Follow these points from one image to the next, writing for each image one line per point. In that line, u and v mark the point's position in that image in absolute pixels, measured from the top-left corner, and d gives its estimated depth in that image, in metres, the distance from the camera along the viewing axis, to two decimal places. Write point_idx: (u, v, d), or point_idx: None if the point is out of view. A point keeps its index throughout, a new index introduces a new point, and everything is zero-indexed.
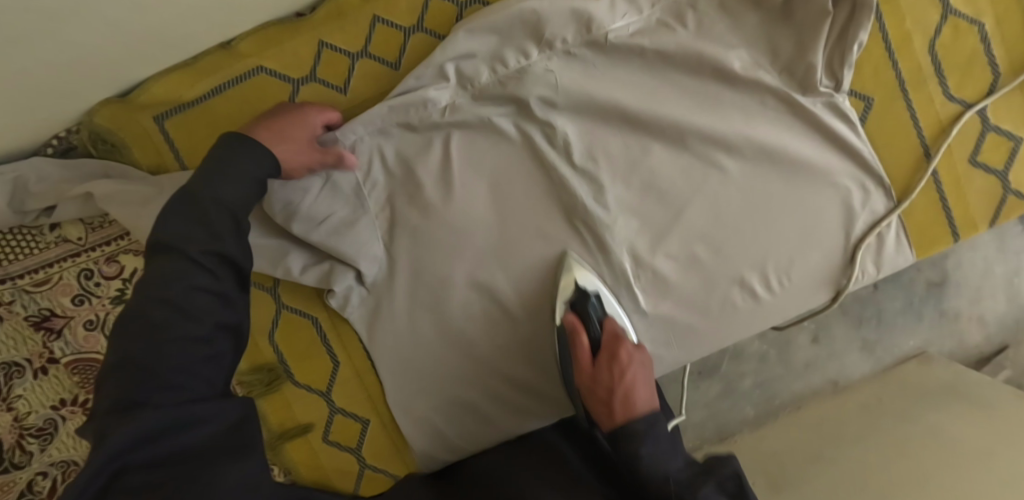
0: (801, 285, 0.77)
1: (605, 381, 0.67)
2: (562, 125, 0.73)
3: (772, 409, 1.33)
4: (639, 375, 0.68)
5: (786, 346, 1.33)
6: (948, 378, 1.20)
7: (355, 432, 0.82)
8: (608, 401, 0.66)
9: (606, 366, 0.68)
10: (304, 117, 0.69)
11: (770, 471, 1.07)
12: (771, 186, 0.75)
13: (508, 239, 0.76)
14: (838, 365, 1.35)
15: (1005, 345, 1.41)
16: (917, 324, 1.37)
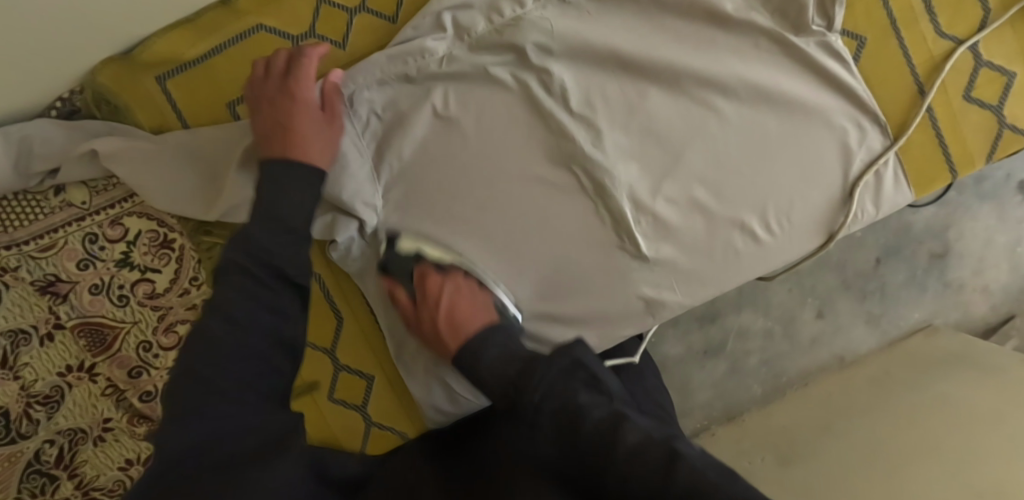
0: (802, 226, 0.77)
1: (430, 320, 0.71)
2: (558, 71, 0.74)
3: (779, 386, 1.33)
4: (457, 296, 0.71)
5: (791, 322, 1.32)
6: (956, 347, 1.18)
7: (360, 389, 0.82)
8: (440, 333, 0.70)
9: (424, 301, 0.72)
10: (297, 89, 0.70)
11: (781, 446, 1.06)
12: (769, 127, 0.75)
13: (508, 189, 0.77)
14: (844, 340, 1.35)
15: (1011, 315, 1.39)
16: (922, 296, 1.36)
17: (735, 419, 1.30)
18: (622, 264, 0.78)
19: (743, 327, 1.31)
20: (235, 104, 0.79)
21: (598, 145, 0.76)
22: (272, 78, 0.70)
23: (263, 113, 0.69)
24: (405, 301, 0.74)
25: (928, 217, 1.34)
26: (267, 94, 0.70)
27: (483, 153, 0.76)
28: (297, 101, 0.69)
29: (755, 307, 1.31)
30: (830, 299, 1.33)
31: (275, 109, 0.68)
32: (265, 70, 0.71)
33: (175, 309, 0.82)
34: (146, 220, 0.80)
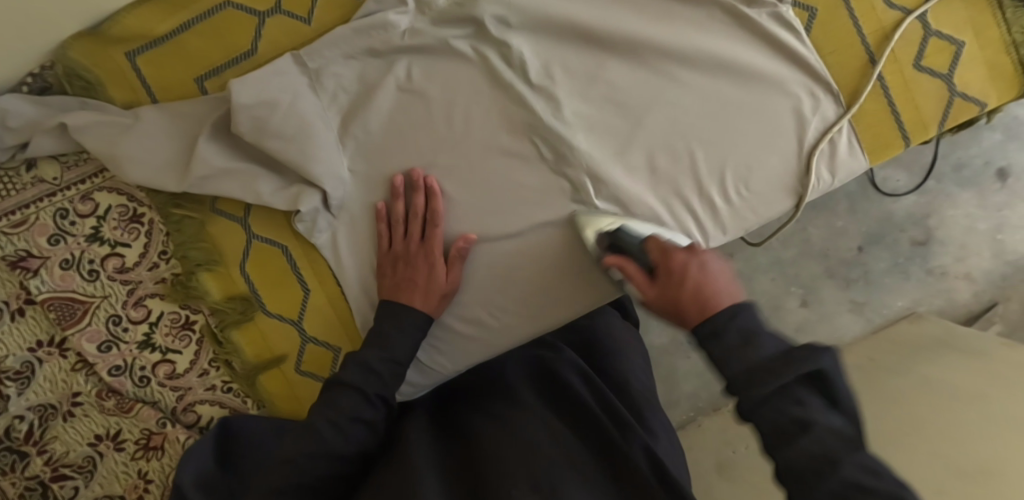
0: (761, 193, 0.79)
1: (672, 291, 0.59)
2: (516, 43, 0.76)
3: None
4: (709, 273, 0.58)
5: (777, 311, 1.33)
6: (939, 332, 1.16)
7: (327, 361, 0.83)
8: (681, 312, 0.57)
9: (668, 277, 0.59)
10: (433, 257, 0.75)
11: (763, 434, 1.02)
12: (726, 95, 0.77)
13: (472, 160, 0.78)
14: (829, 328, 1.33)
15: (995, 301, 1.35)
16: (905, 283, 1.34)
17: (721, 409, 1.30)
18: (584, 232, 0.79)
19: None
20: (203, 80, 0.80)
21: (560, 116, 0.77)
22: (408, 241, 0.76)
23: (397, 259, 0.76)
24: (637, 271, 0.63)
25: (908, 205, 1.35)
26: (401, 250, 0.76)
27: (445, 126, 0.78)
28: (430, 265, 0.75)
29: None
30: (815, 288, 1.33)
31: (412, 265, 0.75)
32: (400, 212, 0.77)
33: (145, 283, 0.82)
34: (116, 195, 0.82)
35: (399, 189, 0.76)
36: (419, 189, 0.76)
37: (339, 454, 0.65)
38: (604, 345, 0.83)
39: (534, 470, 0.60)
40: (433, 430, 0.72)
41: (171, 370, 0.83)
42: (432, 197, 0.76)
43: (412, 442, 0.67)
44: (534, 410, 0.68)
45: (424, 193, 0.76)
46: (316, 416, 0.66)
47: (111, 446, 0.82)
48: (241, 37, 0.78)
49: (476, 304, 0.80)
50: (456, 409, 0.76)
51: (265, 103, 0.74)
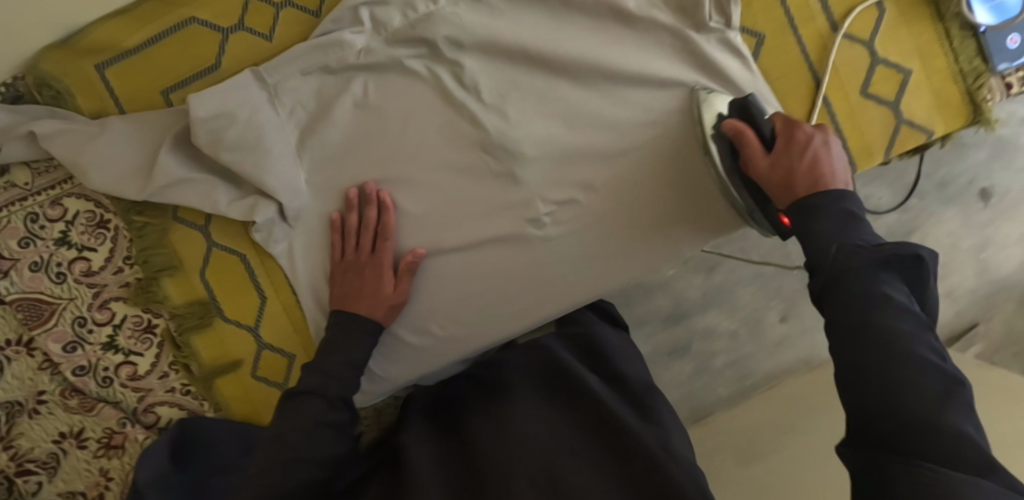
0: (700, 213, 0.82)
1: (788, 168, 0.64)
2: (468, 63, 0.77)
3: (745, 388, 1.39)
4: (827, 153, 0.65)
5: (757, 323, 1.38)
6: None
7: (282, 367, 0.85)
8: (786, 190, 0.64)
9: (790, 149, 0.65)
10: (383, 268, 0.77)
11: (740, 447, 1.12)
12: (675, 117, 0.78)
13: (427, 179, 0.79)
14: (810, 340, 1.41)
15: (976, 322, 1.47)
16: None
17: (702, 420, 1.37)
18: (531, 248, 0.80)
19: (708, 328, 1.36)
20: (167, 91, 0.82)
21: (511, 133, 0.78)
22: (360, 250, 0.78)
23: (349, 269, 0.78)
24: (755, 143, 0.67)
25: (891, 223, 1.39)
26: (352, 261, 0.78)
27: (398, 141, 0.79)
28: (379, 276, 0.77)
29: (721, 308, 1.36)
30: (795, 302, 1.38)
31: (363, 274, 0.77)
32: (353, 224, 0.79)
33: (110, 287, 0.85)
34: (84, 201, 0.85)
35: (352, 202, 0.78)
36: (372, 202, 0.78)
37: (315, 458, 0.69)
38: (596, 334, 0.91)
39: (531, 467, 0.71)
40: (439, 427, 0.83)
41: (133, 372, 0.86)
42: (384, 210, 0.78)
43: (414, 446, 0.77)
44: (524, 407, 0.79)
45: (376, 205, 0.78)
46: (287, 424, 0.69)
47: (74, 444, 0.85)
48: (205, 52, 0.80)
49: (425, 316, 0.81)
50: (453, 402, 0.86)
51: (222, 117, 0.76)
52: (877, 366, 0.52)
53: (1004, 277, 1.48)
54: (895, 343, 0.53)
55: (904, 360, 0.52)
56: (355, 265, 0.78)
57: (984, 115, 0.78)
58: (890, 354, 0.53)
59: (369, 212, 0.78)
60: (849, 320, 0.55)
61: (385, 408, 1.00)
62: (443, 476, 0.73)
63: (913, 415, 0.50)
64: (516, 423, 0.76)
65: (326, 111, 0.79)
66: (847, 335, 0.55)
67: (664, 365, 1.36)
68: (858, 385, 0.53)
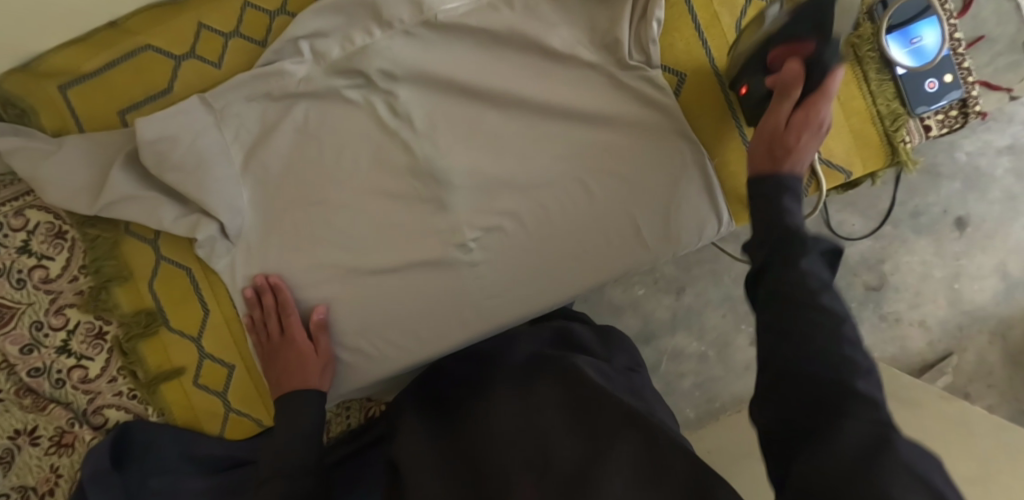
0: (625, 244, 0.84)
1: (784, 138, 0.70)
2: (402, 94, 0.81)
3: (712, 410, 1.40)
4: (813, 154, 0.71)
5: (724, 347, 1.40)
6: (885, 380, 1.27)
7: (221, 377, 0.90)
8: (764, 156, 0.71)
9: (797, 130, 0.70)
10: (296, 340, 0.83)
11: None
12: (595, 150, 0.81)
13: (367, 203, 0.84)
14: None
15: (948, 352, 1.42)
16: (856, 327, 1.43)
17: None
18: (458, 271, 0.84)
19: (675, 350, 1.39)
20: (124, 112, 0.87)
21: (439, 161, 0.82)
22: (272, 335, 0.84)
23: (272, 354, 0.84)
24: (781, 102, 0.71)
25: (863, 248, 1.43)
26: (271, 348, 0.84)
27: (335, 167, 0.84)
28: (297, 344, 0.82)
29: (689, 330, 1.39)
30: None
31: (282, 354, 0.83)
32: (258, 315, 0.85)
33: (66, 294, 0.90)
34: (45, 213, 0.90)
35: (251, 299, 0.85)
36: (265, 288, 0.84)
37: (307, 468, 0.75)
38: (570, 327, 0.92)
39: (526, 453, 0.69)
40: (428, 419, 0.82)
41: (84, 375, 0.91)
42: (278, 290, 0.84)
43: (406, 449, 0.77)
44: (505, 398, 0.78)
45: (270, 289, 0.84)
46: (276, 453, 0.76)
47: (27, 441, 0.89)
48: (160, 78, 0.86)
49: (355, 334, 0.86)
50: (444, 401, 0.85)
51: (167, 139, 0.81)
52: (810, 344, 0.56)
53: (983, 309, 1.43)
54: (831, 317, 0.57)
55: (835, 330, 0.57)
56: (274, 349, 0.84)
57: (902, 156, 0.80)
58: (825, 335, 0.56)
59: (269, 303, 0.84)
60: (788, 299, 0.59)
61: (332, 420, 1.00)
62: (441, 471, 0.72)
63: (845, 387, 0.53)
64: (502, 413, 0.76)
65: (268, 134, 0.83)
66: (783, 315, 0.59)
67: None
68: (788, 362, 0.57)
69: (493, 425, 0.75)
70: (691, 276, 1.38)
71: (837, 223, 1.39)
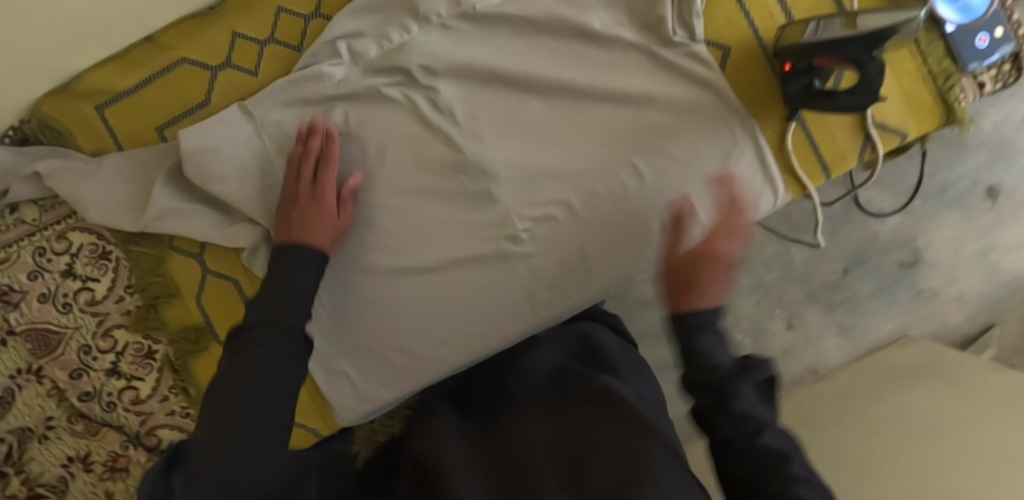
0: (679, 225, 0.82)
1: (684, 271, 0.60)
2: (443, 88, 0.80)
3: None
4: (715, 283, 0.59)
5: (759, 335, 1.45)
6: (927, 356, 1.32)
7: None
8: (672, 292, 0.61)
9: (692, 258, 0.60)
10: (324, 192, 0.77)
11: (745, 462, 1.19)
12: (641, 130, 0.80)
13: (412, 205, 0.82)
14: (812, 353, 1.46)
15: (992, 323, 1.48)
16: (889, 307, 1.47)
17: None
18: (508, 264, 0.83)
19: None
20: (162, 129, 0.86)
21: (484, 153, 0.80)
22: (303, 178, 0.78)
23: (290, 197, 0.78)
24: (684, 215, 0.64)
25: (894, 225, 1.45)
26: (291, 189, 0.78)
27: (377, 168, 0.82)
28: (323, 196, 0.77)
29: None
30: (798, 311, 1.45)
31: (302, 200, 0.77)
32: (298, 152, 0.79)
33: (112, 315, 0.89)
34: (86, 234, 0.89)
35: (301, 135, 0.79)
36: (318, 133, 0.79)
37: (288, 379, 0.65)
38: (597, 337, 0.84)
39: (560, 473, 0.60)
40: (453, 429, 0.73)
41: (134, 396, 0.90)
42: (331, 140, 0.79)
43: (430, 453, 0.68)
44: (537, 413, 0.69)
45: (322, 135, 0.79)
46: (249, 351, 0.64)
47: (81, 467, 0.90)
48: (197, 90, 0.85)
49: (407, 335, 0.84)
50: (465, 422, 0.75)
51: (205, 151, 0.80)
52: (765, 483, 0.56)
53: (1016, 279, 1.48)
54: (778, 461, 0.56)
55: (779, 467, 0.56)
56: (291, 196, 0.78)
57: (958, 115, 0.78)
58: (775, 478, 0.56)
59: (315, 149, 0.79)
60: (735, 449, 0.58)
61: (378, 430, 1.02)
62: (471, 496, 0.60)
63: None
64: (532, 430, 0.67)
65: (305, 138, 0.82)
66: (734, 458, 0.58)
67: None
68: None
69: (522, 443, 0.66)
70: None
71: (865, 201, 1.43)
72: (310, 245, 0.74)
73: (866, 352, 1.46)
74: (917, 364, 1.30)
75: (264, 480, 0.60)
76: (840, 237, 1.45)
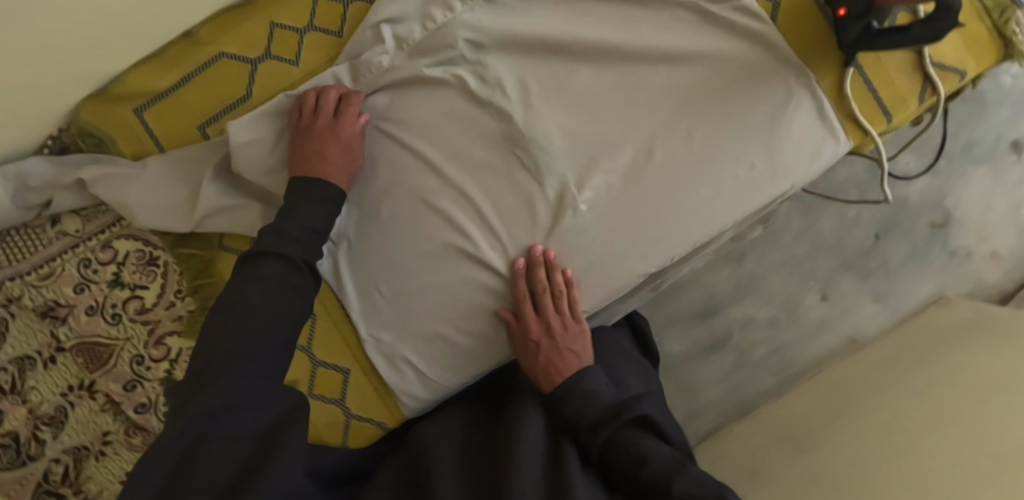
0: (741, 185, 0.80)
1: (530, 347, 0.81)
2: (491, 62, 0.80)
3: (792, 374, 1.42)
4: (561, 357, 0.79)
5: (795, 309, 1.43)
6: (970, 314, 1.30)
7: (337, 383, 0.85)
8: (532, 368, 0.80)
9: (525, 335, 0.81)
10: (343, 129, 0.78)
11: (796, 437, 1.16)
12: (695, 90, 0.79)
13: (467, 184, 0.81)
14: (852, 320, 1.44)
15: None
16: (926, 267, 1.45)
17: (748, 414, 1.40)
18: (572, 240, 0.80)
19: (745, 317, 1.43)
20: (204, 126, 0.83)
21: (536, 124, 0.79)
22: (321, 118, 0.79)
23: (307, 134, 0.78)
24: (528, 306, 0.81)
25: (922, 187, 1.45)
26: (308, 124, 0.79)
27: (426, 148, 0.81)
28: (337, 138, 0.78)
29: (755, 296, 1.43)
30: (832, 281, 1.44)
31: (320, 138, 0.77)
32: (313, 100, 0.80)
33: (164, 322, 0.87)
34: (133, 241, 0.87)
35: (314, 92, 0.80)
36: (332, 93, 0.80)
37: (281, 318, 0.67)
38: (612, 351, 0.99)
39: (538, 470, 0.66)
40: (450, 422, 0.81)
41: None
42: (348, 98, 0.80)
43: (429, 441, 0.76)
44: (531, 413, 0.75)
45: (339, 94, 0.80)
46: (246, 286, 0.67)
47: None
48: (239, 84, 0.83)
49: (473, 316, 0.83)
50: (473, 416, 0.83)
51: (256, 142, 0.80)
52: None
53: None
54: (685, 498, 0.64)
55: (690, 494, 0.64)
56: (307, 135, 0.78)
57: (1015, 47, 0.78)
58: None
59: (330, 103, 0.79)
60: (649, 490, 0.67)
61: None
62: (456, 476, 0.69)
63: None
64: (530, 424, 0.72)
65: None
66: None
67: (704, 359, 1.43)
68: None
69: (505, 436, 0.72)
70: (751, 243, 1.44)
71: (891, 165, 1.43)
72: (330, 182, 0.76)
73: (905, 317, 1.43)
74: (962, 323, 1.28)
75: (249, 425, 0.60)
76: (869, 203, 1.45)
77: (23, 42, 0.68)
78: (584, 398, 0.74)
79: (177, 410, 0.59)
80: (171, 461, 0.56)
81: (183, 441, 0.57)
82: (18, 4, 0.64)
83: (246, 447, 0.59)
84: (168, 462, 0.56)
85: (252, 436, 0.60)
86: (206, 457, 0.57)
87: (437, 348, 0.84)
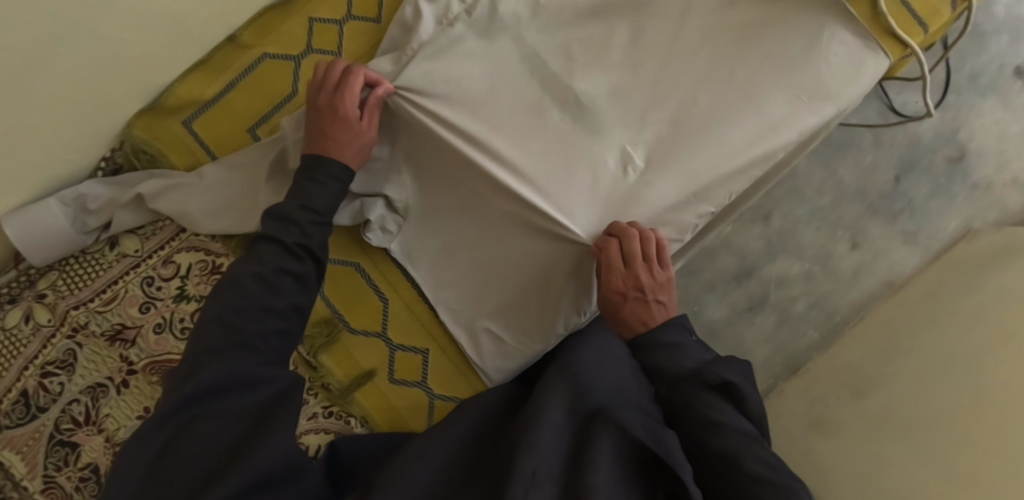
0: (784, 116, 0.80)
1: (615, 298, 0.78)
2: (523, 30, 0.82)
3: (835, 325, 1.35)
4: (648, 309, 0.77)
5: (828, 259, 1.37)
6: (1001, 239, 1.24)
7: (417, 366, 0.90)
8: (612, 312, 0.79)
9: (610, 282, 0.76)
10: (343, 103, 0.76)
11: (852, 382, 1.11)
12: (727, 29, 0.81)
13: (513, 146, 0.79)
14: (887, 263, 1.37)
15: None
16: (951, 202, 1.38)
17: (800, 370, 1.33)
18: (628, 192, 0.80)
19: (780, 276, 1.37)
20: (253, 129, 0.86)
21: (573, 81, 0.81)
22: (324, 103, 0.77)
23: (315, 121, 0.77)
24: (617, 251, 0.76)
25: (935, 124, 1.41)
26: (315, 109, 0.77)
27: (471, 117, 0.80)
28: (345, 122, 0.76)
29: (788, 253, 1.37)
30: (860, 228, 1.37)
31: (327, 124, 0.76)
32: (320, 83, 0.77)
33: None
34: (194, 253, 0.87)
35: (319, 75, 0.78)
36: (336, 71, 0.77)
37: (271, 307, 0.67)
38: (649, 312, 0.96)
39: (555, 455, 0.61)
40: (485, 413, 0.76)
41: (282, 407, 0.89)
42: (352, 73, 0.77)
43: (454, 431, 0.71)
44: (563, 388, 0.69)
45: (343, 72, 0.77)
46: (244, 271, 0.68)
47: None
48: (282, 82, 0.86)
49: (534, 279, 0.83)
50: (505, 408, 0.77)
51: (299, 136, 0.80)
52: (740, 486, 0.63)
53: None
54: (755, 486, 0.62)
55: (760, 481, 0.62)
56: (315, 120, 0.77)
57: None
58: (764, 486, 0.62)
59: (331, 81, 0.77)
60: (722, 470, 0.65)
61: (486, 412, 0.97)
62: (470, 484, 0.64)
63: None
64: (554, 402, 0.67)
65: (389, 97, 0.79)
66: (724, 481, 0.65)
67: (747, 322, 1.37)
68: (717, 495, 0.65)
69: (525, 419, 0.67)
70: (774, 200, 1.39)
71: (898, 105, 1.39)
72: (332, 158, 0.76)
73: (939, 253, 1.36)
74: (1000, 245, 1.22)
75: (240, 407, 0.60)
76: (883, 146, 1.40)
77: (84, 61, 0.71)
78: (668, 351, 0.74)
79: (174, 388, 0.60)
80: (157, 442, 0.57)
81: (177, 419, 0.58)
82: (79, 22, 0.66)
83: (239, 424, 0.60)
84: (155, 442, 0.56)
85: (246, 414, 0.60)
86: (199, 431, 0.58)
87: (511, 314, 0.86)
